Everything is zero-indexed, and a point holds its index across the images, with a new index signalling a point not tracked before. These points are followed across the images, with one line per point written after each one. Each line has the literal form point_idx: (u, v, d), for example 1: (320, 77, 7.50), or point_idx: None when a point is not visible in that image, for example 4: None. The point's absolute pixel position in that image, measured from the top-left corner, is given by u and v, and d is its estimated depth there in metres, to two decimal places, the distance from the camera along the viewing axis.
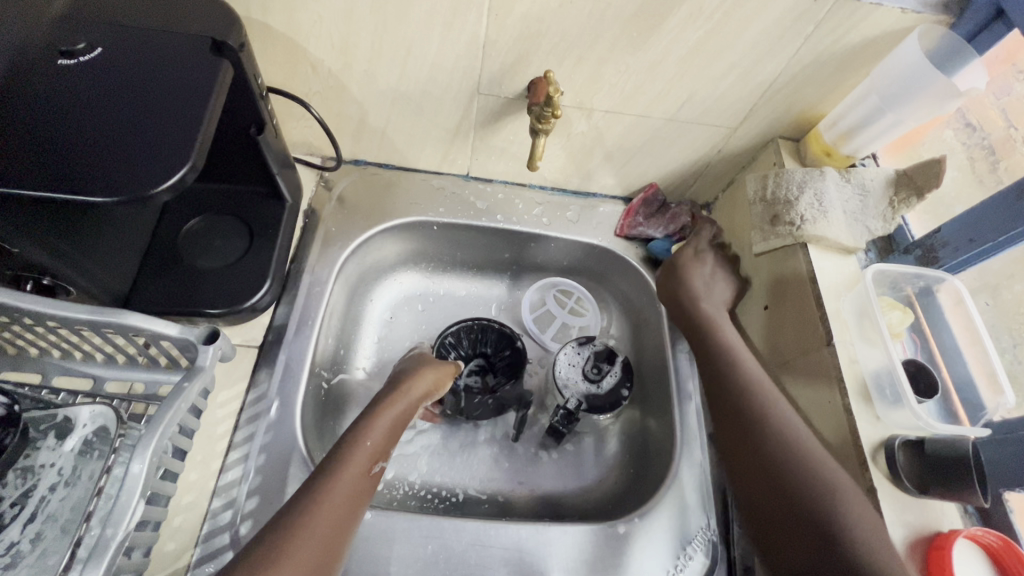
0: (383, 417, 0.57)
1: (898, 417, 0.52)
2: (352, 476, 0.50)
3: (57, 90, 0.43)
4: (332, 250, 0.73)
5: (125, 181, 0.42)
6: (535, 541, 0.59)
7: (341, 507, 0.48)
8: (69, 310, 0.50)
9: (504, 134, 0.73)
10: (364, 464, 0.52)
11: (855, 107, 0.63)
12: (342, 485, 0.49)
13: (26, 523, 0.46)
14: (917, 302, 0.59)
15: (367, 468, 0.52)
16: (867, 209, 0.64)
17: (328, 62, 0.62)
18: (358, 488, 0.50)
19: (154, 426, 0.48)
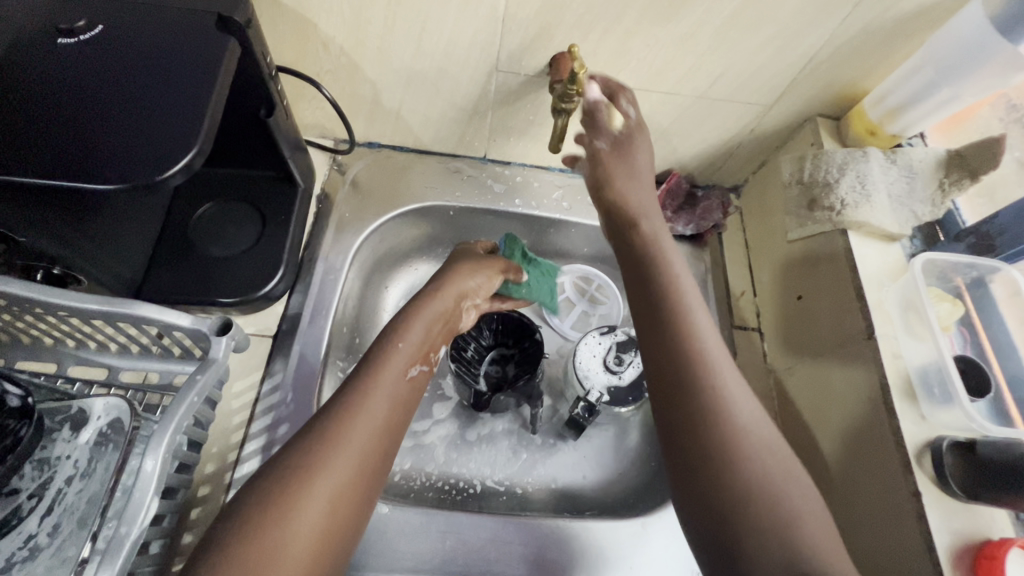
0: (427, 307, 0.57)
1: (946, 417, 0.49)
2: (392, 380, 0.49)
3: (57, 71, 0.41)
4: (346, 237, 0.71)
5: (129, 167, 0.40)
6: (555, 536, 0.58)
7: (384, 412, 0.47)
8: (80, 301, 0.48)
9: (523, 114, 0.70)
10: (401, 367, 0.51)
11: (905, 81, 0.58)
12: (382, 390, 0.48)
13: (44, 516, 0.47)
14: (967, 293, 0.55)
15: (405, 370, 0.51)
16: (914, 192, 0.59)
17: (339, 39, 0.59)
18: (391, 396, 0.48)
19: (167, 420, 0.46)
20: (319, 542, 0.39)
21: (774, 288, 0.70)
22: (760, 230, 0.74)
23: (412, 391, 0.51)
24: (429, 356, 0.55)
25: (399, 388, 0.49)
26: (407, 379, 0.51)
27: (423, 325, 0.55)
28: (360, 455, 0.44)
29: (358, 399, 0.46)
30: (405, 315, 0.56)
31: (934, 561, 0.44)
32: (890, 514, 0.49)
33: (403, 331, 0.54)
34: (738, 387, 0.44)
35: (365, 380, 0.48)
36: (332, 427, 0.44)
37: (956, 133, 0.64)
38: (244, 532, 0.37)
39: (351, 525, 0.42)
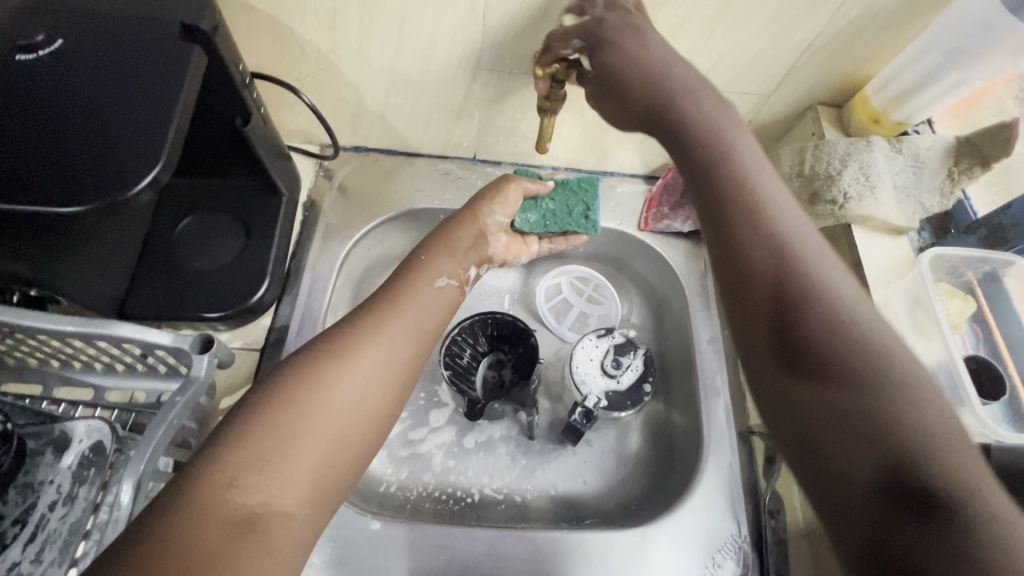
0: (460, 230, 0.60)
1: (957, 420, 0.47)
2: (422, 295, 0.52)
3: (13, 90, 0.40)
4: (334, 245, 0.69)
5: (92, 184, 0.38)
6: (553, 548, 0.56)
7: (413, 321, 0.50)
8: (56, 323, 0.47)
9: (511, 112, 0.67)
10: (430, 280, 0.54)
11: (909, 65, 0.55)
12: (414, 301, 0.51)
13: (28, 544, 0.45)
14: (979, 288, 0.53)
15: (433, 283, 0.54)
16: (921, 182, 0.56)
17: (315, 42, 0.57)
18: (416, 307, 0.51)
19: (146, 444, 0.45)
20: (340, 433, 0.41)
21: None
22: None
23: (437, 307, 0.53)
24: (459, 274, 0.57)
25: (423, 304, 0.52)
26: (433, 291, 0.54)
27: (452, 247, 0.58)
28: (382, 360, 0.46)
29: (382, 310, 0.49)
30: (435, 238, 0.59)
31: None
32: None
33: (431, 253, 0.57)
34: (844, 295, 0.39)
35: (392, 292, 0.51)
36: (357, 331, 0.46)
37: (963, 118, 0.61)
38: (269, 412, 0.40)
39: (371, 426, 0.44)
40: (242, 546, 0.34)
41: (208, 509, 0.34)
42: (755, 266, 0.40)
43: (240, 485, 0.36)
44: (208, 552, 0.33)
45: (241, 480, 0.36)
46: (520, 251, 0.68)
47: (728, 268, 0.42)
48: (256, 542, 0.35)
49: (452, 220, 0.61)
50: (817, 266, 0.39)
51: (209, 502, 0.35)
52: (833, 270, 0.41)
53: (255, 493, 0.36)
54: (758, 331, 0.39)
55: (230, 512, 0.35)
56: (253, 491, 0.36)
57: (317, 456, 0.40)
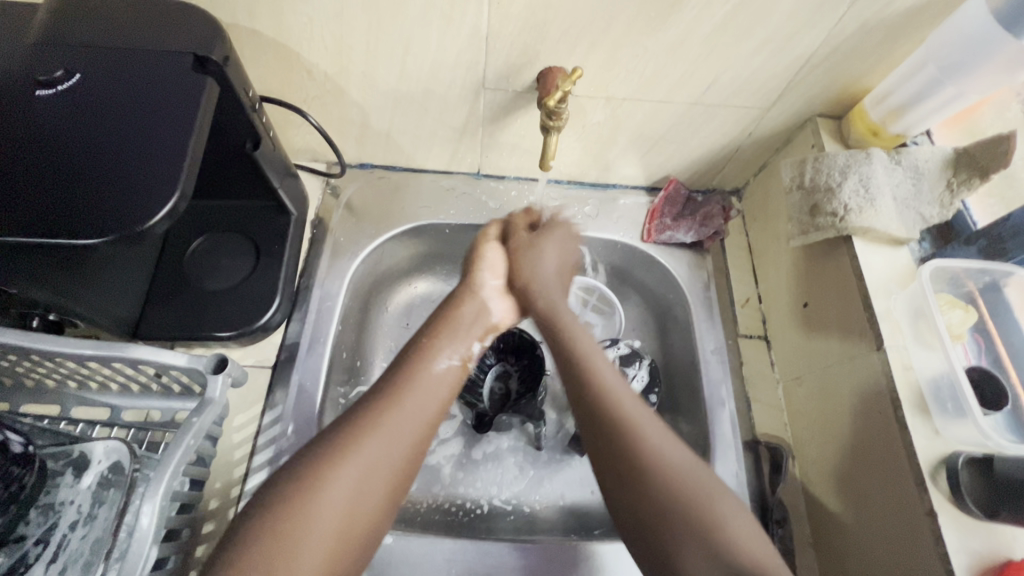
0: (462, 308, 0.59)
1: (959, 431, 0.47)
2: (421, 381, 0.51)
3: (34, 127, 0.41)
4: (342, 262, 0.71)
5: (112, 216, 0.39)
6: (563, 560, 0.57)
7: (415, 413, 0.48)
8: (75, 347, 0.48)
9: (514, 129, 0.68)
10: (429, 363, 0.52)
11: (907, 80, 0.56)
12: (414, 389, 0.50)
13: (50, 563, 0.47)
14: (981, 298, 0.53)
15: (433, 366, 0.52)
16: (920, 194, 0.57)
17: (323, 66, 0.59)
18: (416, 397, 0.49)
19: (164, 465, 0.46)
20: (337, 533, 0.41)
21: (782, 292, 0.68)
22: (764, 233, 0.73)
23: (442, 391, 0.51)
24: (463, 355, 0.55)
25: (427, 389, 0.50)
26: (435, 377, 0.52)
27: (454, 326, 0.57)
28: (379, 454, 0.45)
29: (380, 401, 0.48)
30: (437, 319, 0.58)
31: None
32: (908, 536, 0.47)
33: (434, 332, 0.56)
34: (640, 407, 0.49)
35: (394, 379, 0.50)
36: (356, 426, 0.46)
37: (959, 131, 0.61)
38: (269, 514, 0.40)
39: (369, 524, 0.44)
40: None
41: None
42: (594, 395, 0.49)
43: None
44: None
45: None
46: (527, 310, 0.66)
47: (564, 372, 0.54)
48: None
49: (453, 300, 0.60)
50: (604, 369, 0.51)
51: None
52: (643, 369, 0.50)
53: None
54: (591, 441, 0.48)
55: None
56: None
57: (315, 559, 0.40)
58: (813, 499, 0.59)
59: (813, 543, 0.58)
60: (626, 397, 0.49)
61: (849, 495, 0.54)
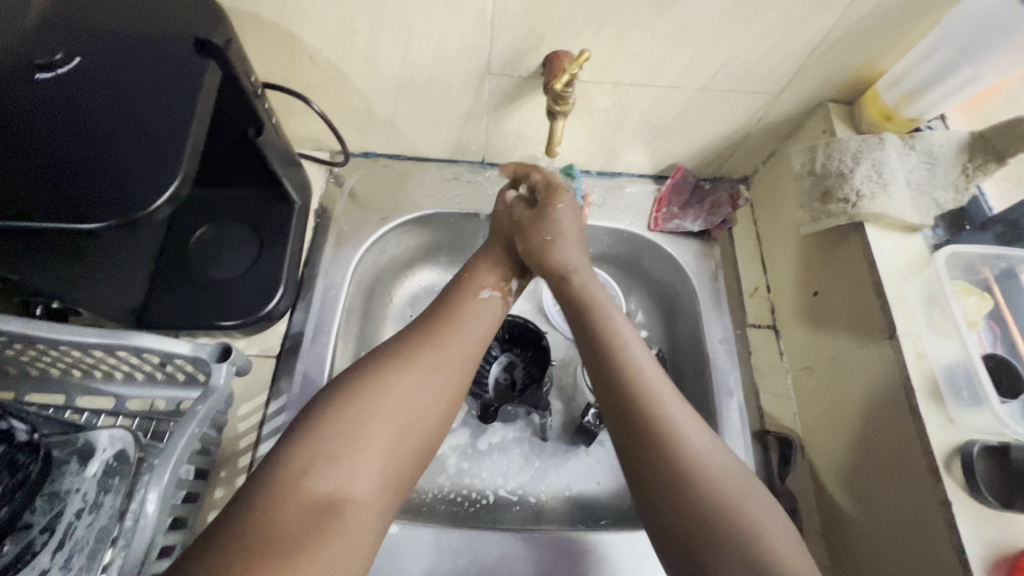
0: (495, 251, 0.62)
1: (974, 419, 0.47)
2: (470, 305, 0.54)
3: (33, 110, 0.41)
4: (346, 251, 0.70)
5: (114, 201, 0.39)
6: (570, 551, 0.56)
7: (468, 331, 0.52)
8: (78, 334, 0.48)
9: (519, 115, 0.67)
10: (476, 291, 0.56)
11: (921, 62, 0.55)
12: (465, 311, 0.53)
13: (57, 552, 0.46)
14: (996, 286, 0.52)
15: (480, 292, 0.56)
16: (934, 179, 0.56)
17: (325, 52, 0.58)
18: (467, 318, 0.53)
19: (170, 452, 0.47)
20: (405, 427, 0.44)
21: (791, 280, 0.67)
22: (773, 222, 0.72)
23: (483, 325, 0.54)
24: (505, 286, 0.59)
25: (472, 320, 0.53)
26: (482, 301, 0.55)
27: (490, 264, 0.60)
28: (439, 362, 0.48)
29: (435, 321, 0.52)
30: (474, 261, 0.61)
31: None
32: (919, 526, 0.46)
33: (474, 271, 0.59)
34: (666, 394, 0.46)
35: (446, 305, 0.54)
36: (412, 345, 0.49)
37: (978, 112, 0.60)
38: (336, 409, 0.43)
39: (428, 429, 0.45)
40: (317, 530, 0.37)
41: (291, 495, 0.38)
42: (623, 375, 0.47)
43: (316, 475, 0.40)
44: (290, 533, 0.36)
45: (314, 471, 0.40)
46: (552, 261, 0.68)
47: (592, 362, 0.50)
48: (329, 530, 0.38)
49: (489, 245, 0.63)
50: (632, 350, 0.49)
51: (290, 488, 0.39)
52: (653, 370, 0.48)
53: (328, 483, 0.40)
54: (621, 427, 0.45)
55: (306, 500, 0.38)
56: (325, 480, 0.40)
57: (378, 455, 0.42)
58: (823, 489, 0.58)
59: (823, 534, 0.57)
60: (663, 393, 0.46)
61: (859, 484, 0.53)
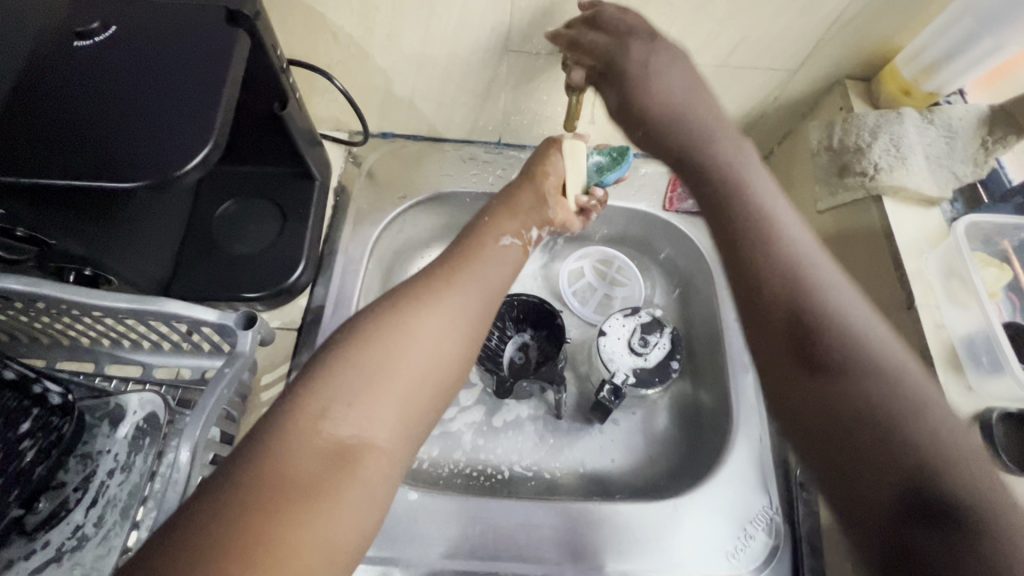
0: (520, 196, 0.60)
1: (995, 387, 0.47)
2: (490, 252, 0.53)
3: (72, 78, 0.42)
4: (365, 228, 0.71)
5: (149, 163, 0.40)
6: (587, 520, 0.57)
7: (487, 278, 0.51)
8: (111, 300, 0.49)
9: (536, 94, 0.68)
10: (495, 239, 0.55)
11: (942, 35, 0.55)
12: (484, 258, 0.53)
13: (89, 508, 0.49)
14: (1014, 256, 0.53)
15: (498, 240, 0.55)
16: (954, 152, 0.56)
17: (347, 29, 0.59)
18: (487, 264, 0.52)
19: (199, 412, 0.48)
20: (423, 372, 0.44)
21: None
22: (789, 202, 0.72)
23: (500, 275, 0.53)
24: (525, 234, 0.58)
25: (489, 267, 0.52)
26: (501, 248, 0.55)
27: (512, 208, 0.59)
28: (458, 307, 0.48)
29: (454, 266, 0.51)
30: (495, 206, 0.60)
31: None
32: None
33: (496, 214, 0.58)
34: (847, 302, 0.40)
35: (464, 250, 0.53)
36: (428, 286, 0.48)
37: (999, 87, 0.60)
38: (355, 352, 0.43)
39: (446, 373, 0.45)
40: (336, 473, 0.37)
41: (307, 438, 0.38)
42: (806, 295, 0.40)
43: (334, 417, 0.39)
44: (307, 476, 0.36)
45: (332, 414, 0.39)
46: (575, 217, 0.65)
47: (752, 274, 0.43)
48: (348, 472, 0.38)
49: (514, 187, 0.61)
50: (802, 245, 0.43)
51: (305, 431, 0.38)
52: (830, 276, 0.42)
53: (347, 428, 0.39)
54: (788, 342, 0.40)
55: (324, 444, 0.38)
56: (344, 424, 0.39)
57: (398, 399, 0.42)
58: None
59: None
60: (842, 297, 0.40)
61: None
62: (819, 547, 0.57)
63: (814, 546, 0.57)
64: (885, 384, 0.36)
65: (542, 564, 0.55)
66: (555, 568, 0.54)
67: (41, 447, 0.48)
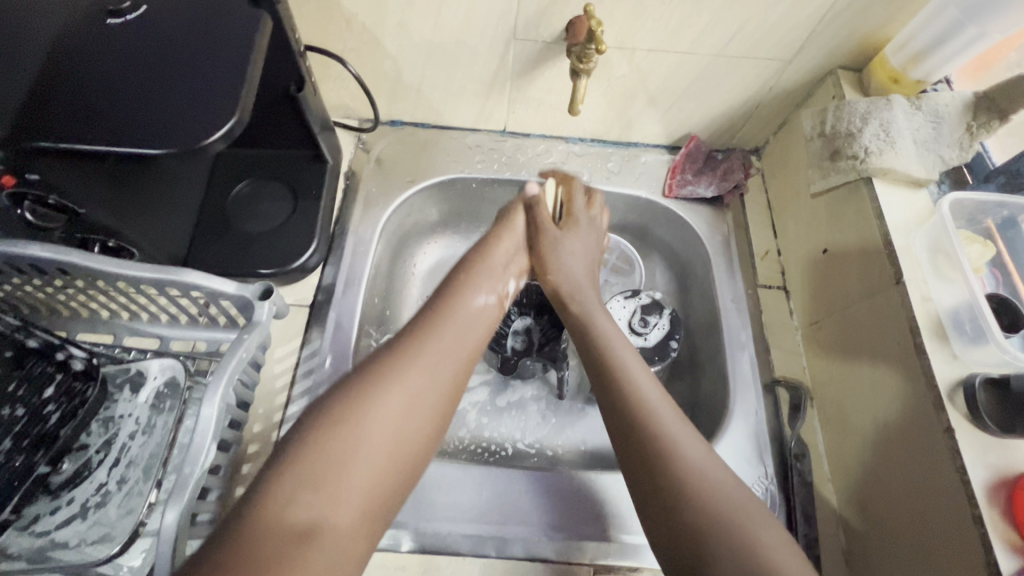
0: (497, 246, 0.62)
1: (978, 353, 0.49)
2: (461, 318, 0.53)
3: (105, 53, 0.44)
4: (374, 211, 0.73)
5: (176, 132, 0.42)
6: (589, 489, 0.59)
7: (456, 340, 0.51)
8: (133, 270, 0.51)
9: (541, 83, 0.71)
10: (467, 300, 0.55)
11: (928, 24, 0.58)
12: (457, 325, 0.52)
13: (112, 467, 0.51)
14: (998, 234, 0.55)
15: (471, 300, 0.55)
16: (940, 137, 0.59)
17: (361, 15, 0.61)
18: (456, 328, 0.52)
19: (220, 374, 0.49)
20: (388, 448, 0.42)
21: (801, 240, 0.70)
22: (784, 189, 0.75)
23: (465, 351, 0.51)
24: (499, 289, 0.59)
25: (461, 335, 0.52)
26: (473, 307, 0.55)
27: (489, 267, 0.60)
28: (428, 375, 0.47)
29: (425, 325, 0.51)
30: (468, 263, 0.60)
31: (969, 496, 0.45)
32: (924, 454, 0.49)
33: (471, 268, 0.59)
34: (684, 431, 0.47)
35: (434, 309, 0.53)
36: (397, 352, 0.48)
37: (984, 77, 0.63)
38: (321, 424, 0.41)
39: (420, 437, 0.44)
40: (297, 558, 0.35)
41: (266, 528, 0.35)
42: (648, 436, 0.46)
43: (295, 505, 0.37)
44: (272, 562, 0.33)
45: (296, 500, 0.37)
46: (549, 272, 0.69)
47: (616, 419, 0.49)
48: (310, 557, 0.35)
49: (490, 236, 0.64)
50: (635, 373, 0.51)
51: (269, 514, 0.36)
52: (679, 430, 0.47)
53: (309, 511, 0.37)
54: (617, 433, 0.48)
55: (285, 529, 0.36)
56: (306, 507, 0.37)
57: (361, 477, 0.40)
58: (832, 434, 0.61)
59: (832, 479, 0.60)
60: (679, 434, 0.46)
61: (864, 421, 0.56)
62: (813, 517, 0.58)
63: (808, 515, 0.58)
64: (718, 506, 0.42)
65: (544, 529, 0.57)
66: (557, 533, 0.56)
67: (65, 411, 0.50)
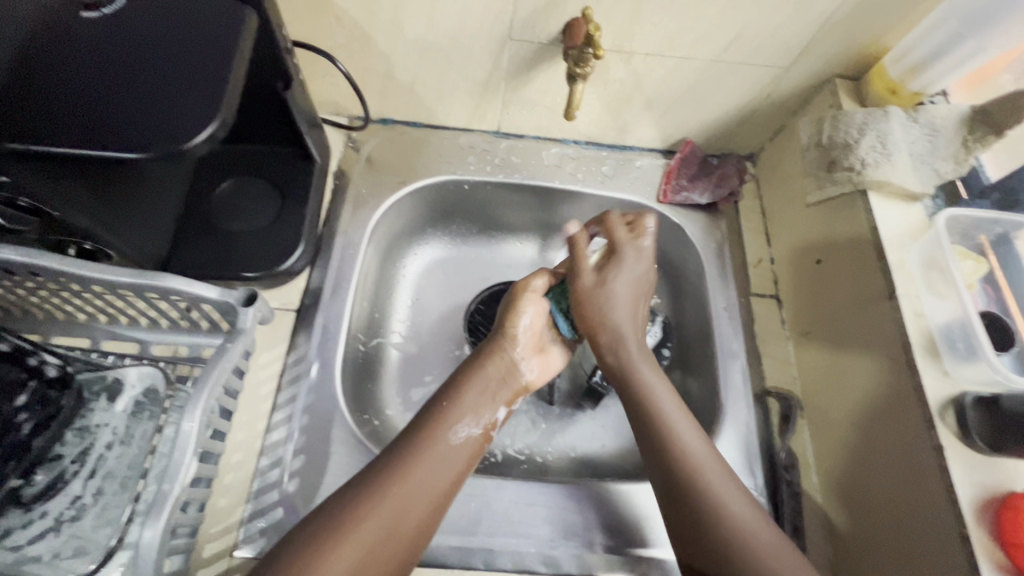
0: (489, 365, 0.59)
1: (969, 371, 0.49)
2: (440, 455, 0.51)
3: (75, 49, 0.42)
4: (363, 212, 0.72)
5: (153, 136, 0.40)
6: (578, 501, 0.58)
7: (440, 480, 0.50)
8: (111, 275, 0.49)
9: (536, 84, 0.69)
10: (448, 433, 0.53)
11: (925, 37, 0.58)
12: (433, 461, 0.51)
13: (88, 479, 0.49)
14: (991, 250, 0.56)
15: (453, 435, 0.53)
16: (936, 150, 0.59)
17: (352, 11, 0.59)
18: (433, 464, 0.50)
19: (200, 385, 0.47)
20: None
21: (795, 250, 0.70)
22: (778, 196, 0.74)
23: (458, 460, 0.52)
24: (484, 419, 0.56)
25: (450, 449, 0.52)
26: (455, 442, 0.53)
27: (481, 384, 0.58)
28: (385, 530, 0.46)
29: (398, 465, 0.49)
30: (461, 375, 0.58)
31: (958, 514, 0.45)
32: (916, 471, 0.49)
33: (457, 392, 0.56)
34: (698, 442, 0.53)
35: (415, 443, 0.51)
36: (355, 502, 0.46)
37: (978, 91, 0.64)
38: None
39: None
40: None
41: None
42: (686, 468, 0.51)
43: None
44: None
45: None
46: (555, 364, 0.65)
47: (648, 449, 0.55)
48: None
49: (480, 355, 0.60)
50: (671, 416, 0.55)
51: None
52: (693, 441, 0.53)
53: None
54: (662, 479, 0.52)
55: None
56: None
57: None
58: (821, 446, 0.61)
59: (820, 490, 0.60)
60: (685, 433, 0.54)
61: (855, 436, 0.56)
62: (801, 527, 0.57)
63: (796, 526, 0.57)
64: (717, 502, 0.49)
65: (533, 540, 0.56)
66: (547, 544, 0.56)
67: (40, 420, 0.49)
